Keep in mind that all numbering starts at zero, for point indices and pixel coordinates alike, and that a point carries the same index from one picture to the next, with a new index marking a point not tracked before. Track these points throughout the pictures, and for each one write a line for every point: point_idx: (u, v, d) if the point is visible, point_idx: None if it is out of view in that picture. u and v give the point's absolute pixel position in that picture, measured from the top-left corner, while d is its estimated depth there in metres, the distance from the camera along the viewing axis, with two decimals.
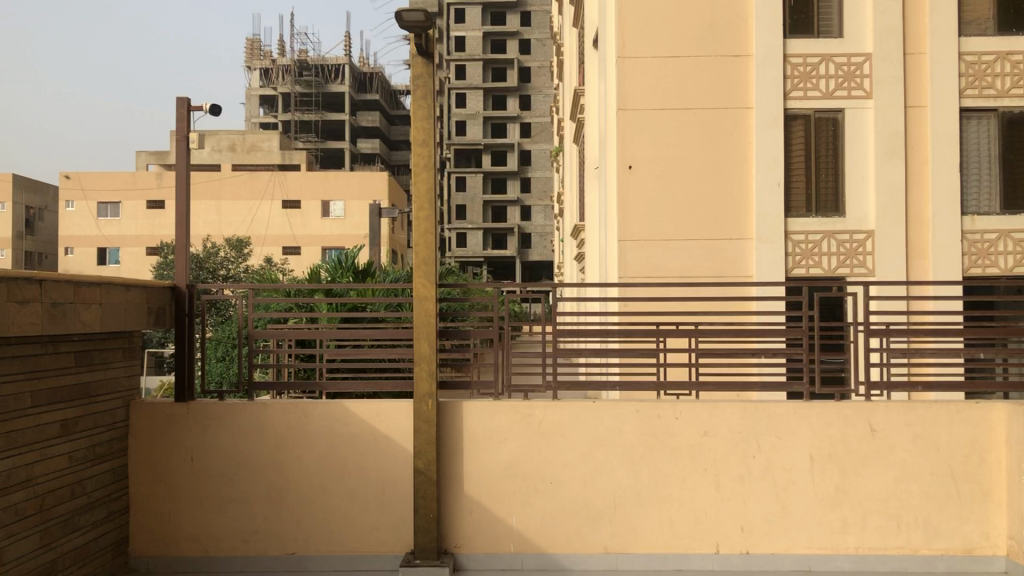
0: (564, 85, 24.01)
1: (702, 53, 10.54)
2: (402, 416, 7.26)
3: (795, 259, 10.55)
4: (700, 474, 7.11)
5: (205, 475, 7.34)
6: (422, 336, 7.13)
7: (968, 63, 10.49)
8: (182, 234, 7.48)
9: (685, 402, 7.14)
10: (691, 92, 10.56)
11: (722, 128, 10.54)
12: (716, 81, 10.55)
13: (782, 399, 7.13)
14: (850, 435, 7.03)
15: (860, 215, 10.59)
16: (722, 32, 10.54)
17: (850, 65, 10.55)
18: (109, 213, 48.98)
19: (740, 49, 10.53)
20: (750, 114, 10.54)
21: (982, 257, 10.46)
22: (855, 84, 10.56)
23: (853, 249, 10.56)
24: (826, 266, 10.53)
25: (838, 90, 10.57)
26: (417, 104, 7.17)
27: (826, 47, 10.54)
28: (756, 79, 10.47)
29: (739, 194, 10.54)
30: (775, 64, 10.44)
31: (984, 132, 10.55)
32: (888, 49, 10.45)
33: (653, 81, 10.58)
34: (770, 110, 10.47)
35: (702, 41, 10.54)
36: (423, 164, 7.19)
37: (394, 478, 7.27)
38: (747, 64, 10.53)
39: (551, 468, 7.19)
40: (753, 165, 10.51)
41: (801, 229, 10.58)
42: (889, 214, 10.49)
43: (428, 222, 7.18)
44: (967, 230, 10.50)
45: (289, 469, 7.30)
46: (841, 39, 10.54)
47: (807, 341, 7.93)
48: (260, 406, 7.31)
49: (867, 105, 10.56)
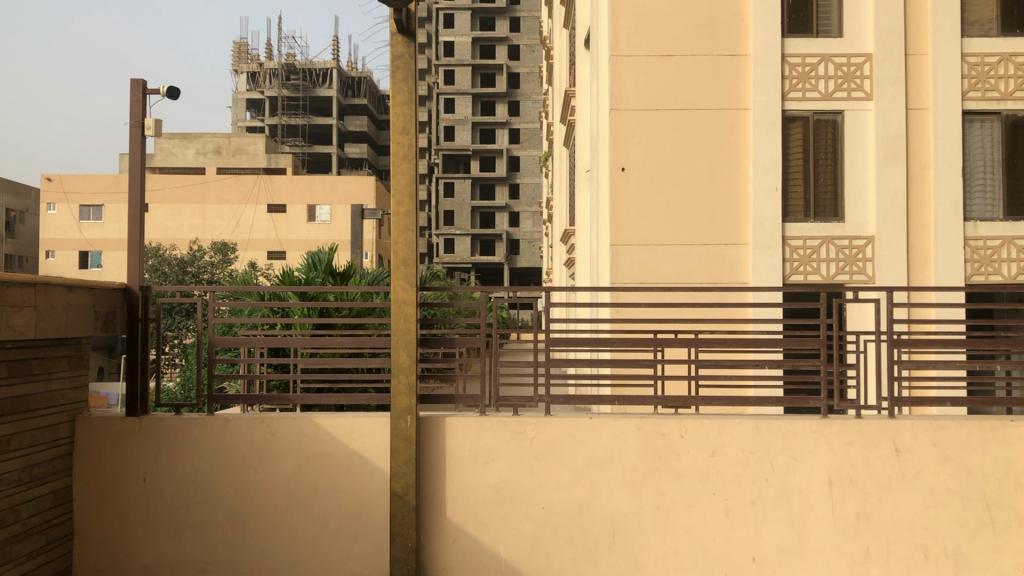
0: (553, 89, 23.59)
1: (697, 51, 9.95)
2: (379, 433, 6.61)
3: (793, 265, 9.95)
4: (707, 498, 6.48)
5: (158, 498, 6.65)
6: (400, 345, 6.52)
7: (971, 64, 9.95)
8: (134, 230, 6.68)
9: (691, 420, 6.53)
10: (687, 90, 9.96)
11: (718, 128, 9.95)
12: (712, 81, 9.96)
13: (799, 416, 6.52)
14: (873, 455, 6.43)
15: (860, 220, 10.01)
16: (717, 29, 9.96)
17: (850, 65, 9.99)
18: (91, 216, 48.06)
19: (737, 48, 9.95)
20: (748, 116, 9.95)
21: (984, 265, 9.89)
22: (854, 85, 10.00)
23: (852, 255, 9.96)
24: (824, 273, 9.93)
25: (838, 91, 10.01)
26: (398, 87, 6.53)
27: (826, 47, 9.98)
28: (755, 79, 9.89)
29: (735, 197, 9.95)
30: (774, 63, 9.88)
31: (988, 136, 10.03)
32: (889, 49, 9.89)
33: (647, 80, 9.98)
34: (768, 112, 9.89)
35: (699, 38, 9.96)
36: (404, 154, 6.55)
37: (370, 502, 6.60)
38: (744, 63, 9.96)
39: (543, 491, 6.55)
40: (749, 168, 9.93)
41: (799, 234, 9.99)
42: (891, 219, 9.90)
43: (408, 219, 6.54)
44: (970, 237, 9.92)
45: (253, 491, 6.62)
46: (841, 38, 9.99)
47: (826, 353, 7.32)
48: (221, 422, 6.64)
49: (867, 106, 10.01)
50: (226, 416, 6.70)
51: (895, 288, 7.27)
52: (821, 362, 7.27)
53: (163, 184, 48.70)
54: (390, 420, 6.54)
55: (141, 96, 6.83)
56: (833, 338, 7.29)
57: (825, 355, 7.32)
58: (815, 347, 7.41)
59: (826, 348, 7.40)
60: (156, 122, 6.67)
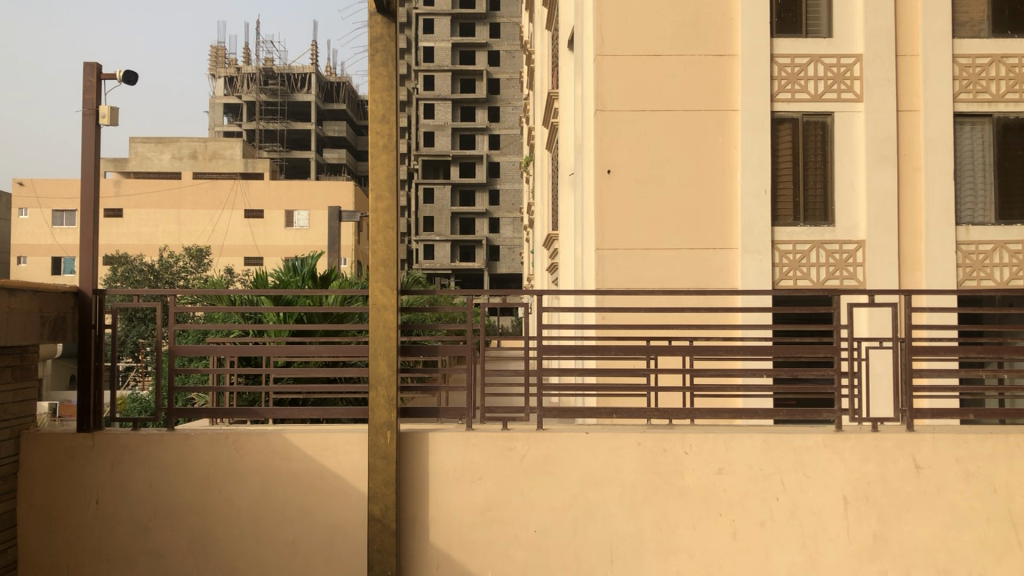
0: (535, 93, 23.20)
1: (684, 50, 9.54)
2: (355, 451, 6.10)
3: (782, 270, 9.52)
4: (712, 519, 6.02)
5: (112, 522, 6.09)
6: (379, 353, 6.01)
7: (963, 66, 9.58)
8: (88, 227, 6.09)
9: (694, 434, 6.08)
10: (674, 89, 9.54)
11: (706, 130, 9.53)
12: (700, 81, 9.54)
13: (810, 429, 6.09)
14: (891, 472, 6.00)
15: (851, 224, 9.62)
16: (703, 28, 9.54)
17: (840, 66, 9.60)
18: (64, 221, 47.08)
19: (725, 48, 9.55)
20: (736, 117, 9.54)
21: (976, 270, 9.49)
22: (844, 86, 9.61)
23: (842, 260, 9.56)
24: (813, 278, 9.54)
25: (827, 93, 9.62)
26: (377, 72, 6.02)
27: (815, 48, 9.60)
28: (743, 79, 9.48)
29: (726, 200, 9.52)
30: (763, 64, 9.48)
31: (979, 139, 9.67)
32: (879, 50, 9.52)
33: (634, 79, 9.54)
34: (758, 113, 9.48)
35: (685, 37, 9.55)
36: (383, 145, 6.05)
37: (345, 525, 6.07)
38: (733, 64, 9.55)
39: (535, 513, 6.06)
40: (739, 170, 9.51)
41: (789, 238, 9.58)
42: (881, 223, 9.52)
43: (387, 216, 6.02)
44: (962, 241, 9.53)
45: (218, 514, 6.07)
46: (830, 39, 9.61)
47: (839, 361, 6.89)
48: (182, 437, 6.10)
49: (857, 108, 9.62)
50: (187, 432, 6.15)
51: (908, 293, 6.84)
52: (833, 371, 6.84)
53: (138, 190, 47.82)
54: (367, 436, 6.02)
55: (92, 82, 6.26)
56: (846, 345, 6.86)
57: (838, 363, 6.90)
58: (826, 355, 6.98)
59: (838, 355, 6.98)
60: (112, 110, 6.10)
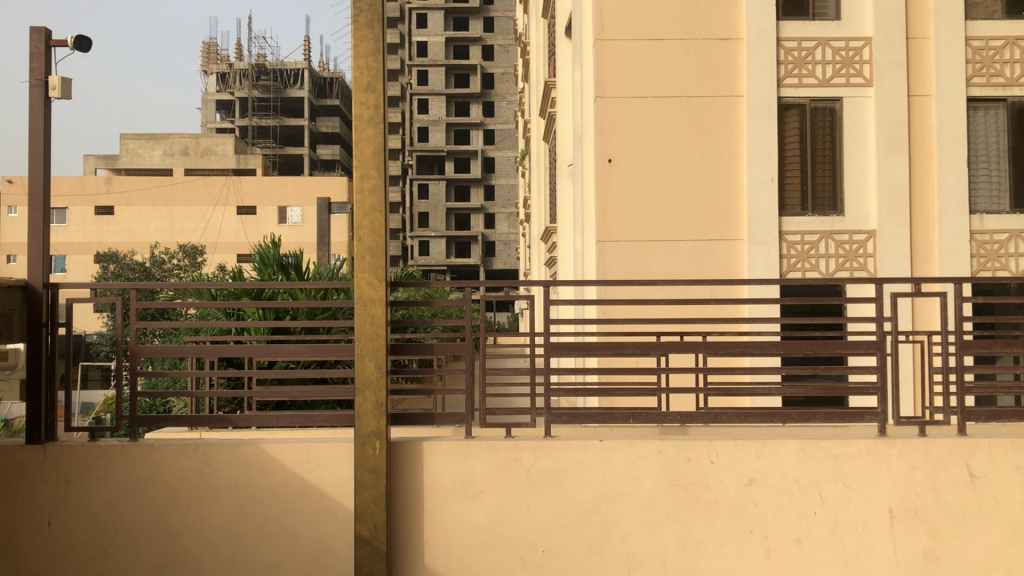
0: (530, 86, 22.57)
1: (687, 33, 8.90)
2: (343, 464, 5.49)
3: (790, 261, 8.92)
4: (743, 537, 5.44)
5: (67, 545, 5.48)
6: (365, 353, 5.40)
7: (976, 49, 8.95)
8: (37, 213, 5.48)
9: (722, 441, 5.49)
10: (679, 73, 8.90)
11: (711, 116, 8.90)
12: (704, 66, 8.90)
13: (851, 435, 5.51)
14: (943, 482, 5.44)
15: (861, 213, 9.01)
16: (707, 9, 8.91)
17: (848, 50, 8.97)
18: (54, 220, 47.01)
19: (730, 31, 8.92)
20: (742, 104, 8.90)
21: (991, 260, 8.89)
22: (853, 71, 8.98)
23: (852, 251, 8.95)
24: (823, 270, 8.92)
25: (836, 77, 8.99)
26: (362, 36, 5.40)
27: (823, 31, 8.96)
28: (749, 64, 8.85)
29: (731, 189, 8.90)
30: (769, 48, 8.86)
31: (993, 125, 9.06)
32: (889, 32, 8.89)
33: (635, 64, 8.90)
34: (764, 99, 8.86)
35: (688, 19, 8.91)
36: (370, 117, 5.43)
37: (329, 548, 5.46)
38: (738, 49, 8.92)
39: (544, 532, 5.46)
40: (744, 158, 8.88)
41: (796, 229, 8.97)
42: (893, 212, 8.89)
43: (375, 197, 5.41)
44: (976, 230, 8.92)
45: (187, 536, 5.46)
46: (838, 22, 8.96)
47: (883, 359, 6.05)
48: (145, 449, 5.48)
49: (867, 93, 8.99)
50: (150, 443, 5.53)
51: (956, 283, 6.14)
52: (874, 369, 6.04)
53: (128, 187, 47.12)
54: (352, 446, 5.42)
55: (42, 50, 5.62)
56: (891, 341, 6.03)
57: (881, 361, 6.05)
58: (868, 351, 6.14)
59: (881, 351, 6.12)
60: (62, 81, 5.51)
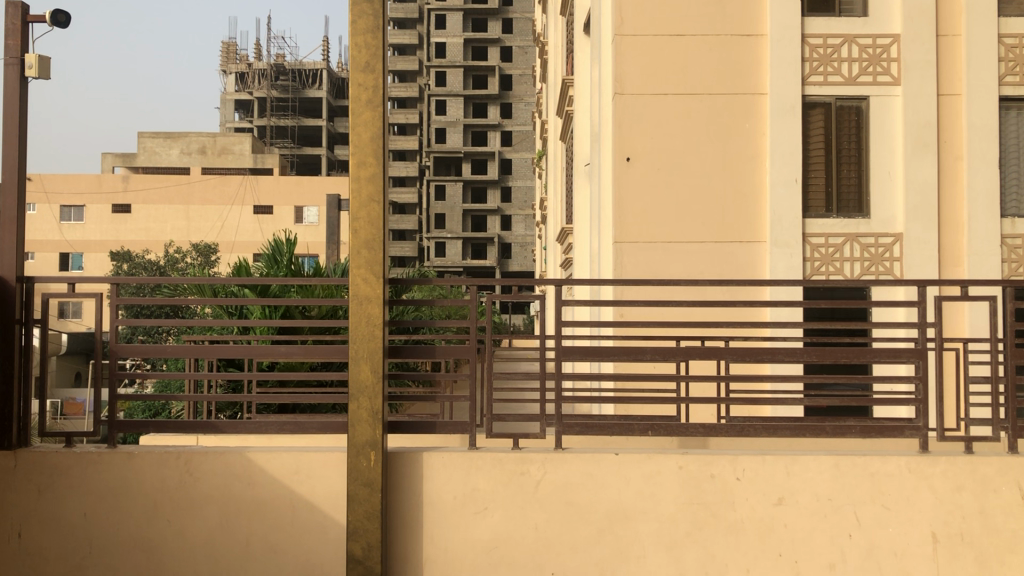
0: (547, 86, 22.18)
1: (707, 28, 8.48)
2: (338, 476, 5.12)
3: (813, 265, 8.46)
4: (770, 561, 5.02)
5: (40, 559, 5.14)
6: (360, 358, 5.02)
7: (1010, 46, 8.47)
8: (9, 201, 5.20)
9: (747, 456, 5.08)
10: (698, 70, 8.48)
11: (733, 114, 8.47)
12: (726, 62, 8.47)
13: (889, 452, 5.10)
14: (992, 505, 5.01)
15: (887, 215, 8.53)
16: (729, 3, 8.48)
17: (875, 47, 8.51)
18: (72, 217, 47.25)
19: (753, 27, 8.48)
20: (765, 102, 8.47)
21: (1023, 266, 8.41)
22: (880, 68, 8.52)
23: (878, 254, 8.49)
24: (848, 274, 8.46)
25: (862, 75, 8.54)
26: (359, 14, 5.04)
27: (849, 27, 8.50)
28: (772, 60, 8.41)
29: (752, 190, 8.46)
30: (793, 45, 8.41)
31: None
32: (919, 28, 8.42)
33: (654, 60, 8.48)
34: (788, 97, 8.42)
35: (710, 12, 8.48)
36: (367, 101, 5.07)
37: (318, 567, 5.10)
38: (761, 45, 8.48)
39: (552, 553, 5.06)
40: (767, 158, 8.44)
41: (821, 231, 8.52)
42: (921, 216, 8.41)
43: (370, 190, 5.04)
44: (1007, 235, 8.43)
45: (166, 551, 5.11)
46: (865, 18, 8.50)
47: (922, 369, 5.59)
48: (123, 457, 5.15)
49: (894, 92, 8.52)
50: (128, 451, 5.19)
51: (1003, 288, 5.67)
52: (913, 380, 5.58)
53: (145, 185, 47.16)
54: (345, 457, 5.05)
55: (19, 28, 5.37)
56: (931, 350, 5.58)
57: (921, 371, 5.60)
58: (906, 360, 5.69)
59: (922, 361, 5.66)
60: (39, 59, 5.23)
